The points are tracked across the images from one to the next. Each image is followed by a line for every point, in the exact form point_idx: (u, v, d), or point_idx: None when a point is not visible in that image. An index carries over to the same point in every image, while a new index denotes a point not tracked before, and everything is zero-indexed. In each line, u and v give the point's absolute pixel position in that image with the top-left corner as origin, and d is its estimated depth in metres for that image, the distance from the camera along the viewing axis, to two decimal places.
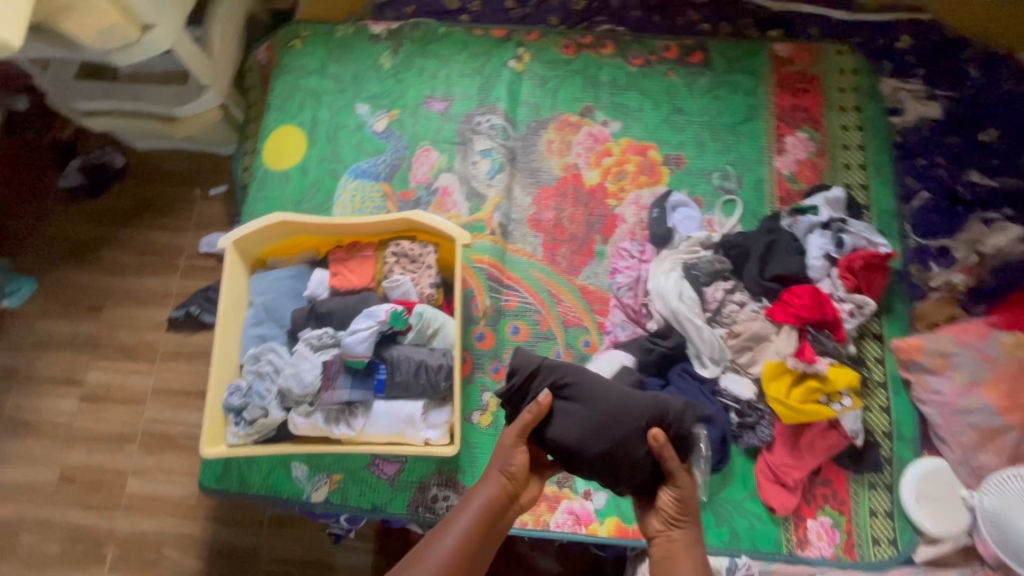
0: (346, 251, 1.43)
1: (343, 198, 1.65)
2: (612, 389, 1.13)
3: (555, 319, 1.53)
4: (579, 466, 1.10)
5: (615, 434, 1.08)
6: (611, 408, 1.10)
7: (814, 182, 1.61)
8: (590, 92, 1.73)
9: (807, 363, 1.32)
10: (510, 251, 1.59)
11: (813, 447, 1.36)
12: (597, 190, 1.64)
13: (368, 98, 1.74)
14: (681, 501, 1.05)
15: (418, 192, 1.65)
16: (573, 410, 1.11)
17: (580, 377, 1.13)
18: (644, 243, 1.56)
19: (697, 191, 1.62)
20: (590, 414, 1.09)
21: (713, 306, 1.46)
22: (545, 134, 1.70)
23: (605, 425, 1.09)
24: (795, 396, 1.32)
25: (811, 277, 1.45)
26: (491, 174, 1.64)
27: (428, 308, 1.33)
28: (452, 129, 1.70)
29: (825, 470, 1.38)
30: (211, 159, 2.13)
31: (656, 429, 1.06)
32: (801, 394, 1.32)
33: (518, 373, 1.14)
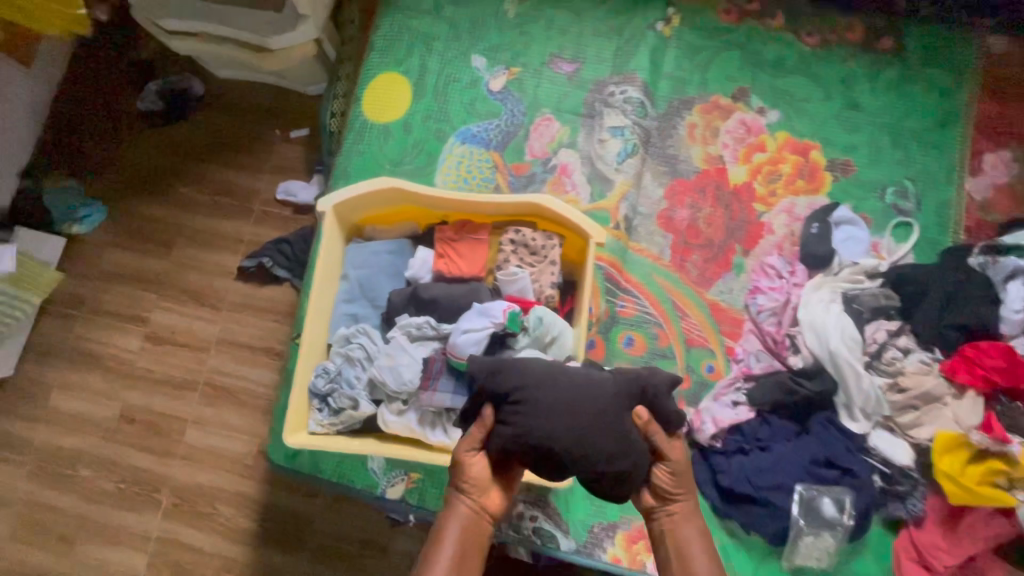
0: (455, 230, 1.24)
1: (447, 164, 1.45)
2: (559, 377, 0.94)
3: (677, 336, 1.34)
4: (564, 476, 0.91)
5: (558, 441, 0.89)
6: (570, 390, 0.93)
7: (1013, 214, 1.33)
8: (749, 71, 1.45)
9: (997, 442, 1.11)
10: (631, 249, 1.38)
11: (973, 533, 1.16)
12: (743, 190, 1.40)
13: (486, 49, 1.50)
14: (683, 479, 0.96)
15: (534, 167, 1.43)
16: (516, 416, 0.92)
17: (524, 381, 0.93)
18: (793, 262, 1.33)
19: (865, 207, 1.36)
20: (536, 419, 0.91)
21: (873, 349, 1.24)
22: (688, 116, 1.44)
23: (567, 417, 0.90)
24: (973, 475, 1.11)
25: (1003, 332, 1.21)
26: (621, 157, 1.41)
27: (549, 313, 1.13)
28: (579, 98, 1.45)
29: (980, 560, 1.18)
30: (295, 98, 1.95)
31: (643, 411, 0.94)
32: (981, 475, 1.11)
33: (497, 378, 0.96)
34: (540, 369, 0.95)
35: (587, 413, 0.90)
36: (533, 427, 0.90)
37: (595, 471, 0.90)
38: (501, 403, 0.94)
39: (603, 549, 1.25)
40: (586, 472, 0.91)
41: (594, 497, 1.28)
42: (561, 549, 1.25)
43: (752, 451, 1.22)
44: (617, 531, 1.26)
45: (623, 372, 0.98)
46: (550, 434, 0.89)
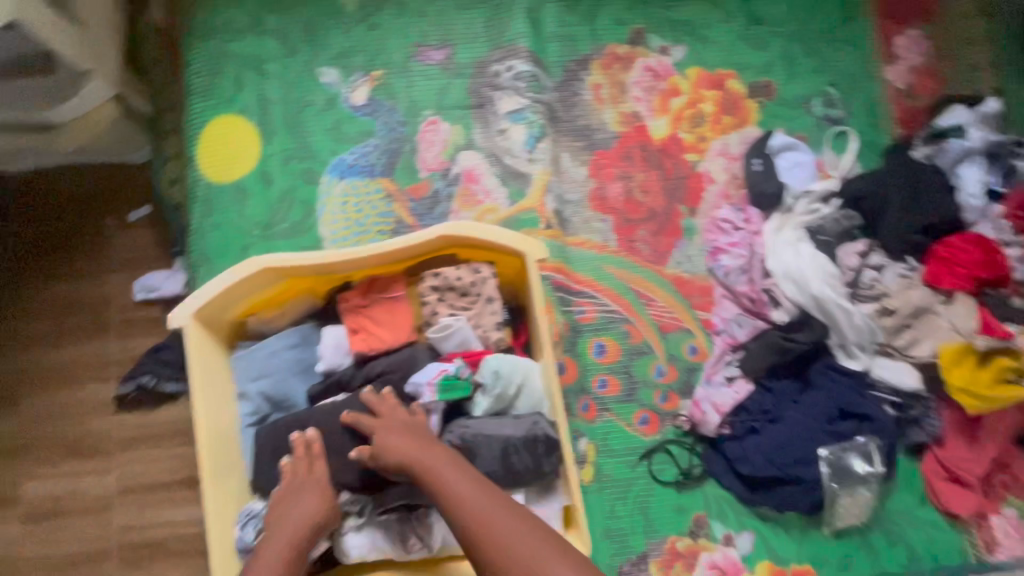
0: (363, 293, 0.99)
1: (331, 209, 1.18)
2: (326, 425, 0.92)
3: (648, 327, 1.18)
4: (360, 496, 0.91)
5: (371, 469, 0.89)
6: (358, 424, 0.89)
7: (938, 94, 1.26)
8: (638, 9, 1.27)
9: (1001, 341, 1.03)
10: (571, 245, 1.20)
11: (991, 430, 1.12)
12: (671, 144, 1.24)
13: (333, 57, 1.21)
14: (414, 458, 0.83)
15: (433, 183, 1.20)
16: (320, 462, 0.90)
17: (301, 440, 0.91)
18: (744, 207, 1.20)
19: (796, 127, 1.25)
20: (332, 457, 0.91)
21: (849, 278, 1.14)
22: (589, 77, 1.25)
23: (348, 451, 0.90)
24: (983, 381, 1.04)
25: (965, 220, 1.13)
26: (528, 144, 1.20)
27: (505, 360, 0.94)
28: (462, 88, 1.22)
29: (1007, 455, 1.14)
30: (122, 172, 1.56)
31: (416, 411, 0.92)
32: (990, 378, 1.04)
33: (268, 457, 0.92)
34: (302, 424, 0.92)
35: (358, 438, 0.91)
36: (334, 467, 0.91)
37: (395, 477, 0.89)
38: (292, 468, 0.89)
39: None
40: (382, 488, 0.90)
41: (616, 536, 1.12)
42: None
43: (763, 427, 1.10)
44: (648, 561, 1.11)
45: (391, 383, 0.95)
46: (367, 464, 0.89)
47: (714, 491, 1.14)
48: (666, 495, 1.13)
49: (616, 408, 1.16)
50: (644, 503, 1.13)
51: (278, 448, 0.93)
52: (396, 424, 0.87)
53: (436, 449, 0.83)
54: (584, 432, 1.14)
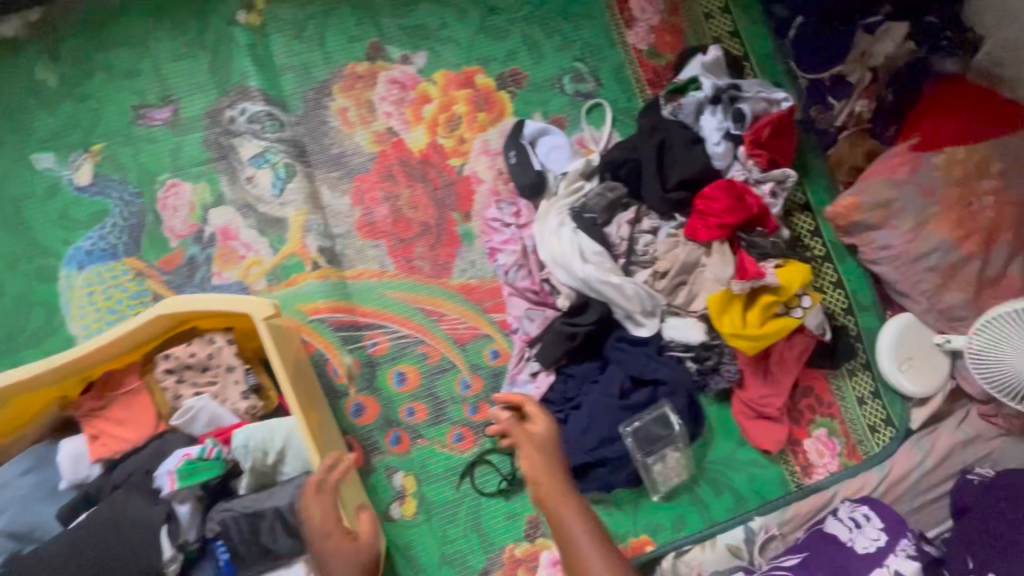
0: (99, 394, 0.92)
1: (76, 304, 1.09)
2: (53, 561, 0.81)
3: (444, 343, 1.16)
4: None
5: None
6: (82, 551, 0.81)
7: (679, 49, 1.28)
8: (368, 23, 1.23)
9: (755, 280, 1.06)
10: (349, 279, 1.15)
11: (785, 360, 1.15)
12: (431, 152, 1.21)
13: (46, 141, 1.12)
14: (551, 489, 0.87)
15: (187, 250, 1.13)
16: None
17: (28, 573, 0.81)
18: (514, 200, 1.19)
19: (551, 108, 1.24)
20: None
21: (622, 248, 1.15)
22: (332, 102, 1.20)
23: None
24: (753, 320, 1.07)
25: (717, 168, 1.16)
26: (277, 187, 1.14)
27: (256, 430, 0.88)
28: (198, 143, 1.15)
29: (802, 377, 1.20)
30: None
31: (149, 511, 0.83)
32: (759, 316, 1.07)
33: None
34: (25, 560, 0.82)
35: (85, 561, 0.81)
36: None
37: None
38: None
39: None
40: None
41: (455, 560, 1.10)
42: None
43: (568, 416, 1.10)
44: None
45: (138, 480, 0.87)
46: None
47: None
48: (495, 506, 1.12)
49: (428, 433, 1.13)
50: (475, 520, 1.11)
51: None
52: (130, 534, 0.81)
53: (534, 448, 0.91)
54: (399, 465, 1.11)
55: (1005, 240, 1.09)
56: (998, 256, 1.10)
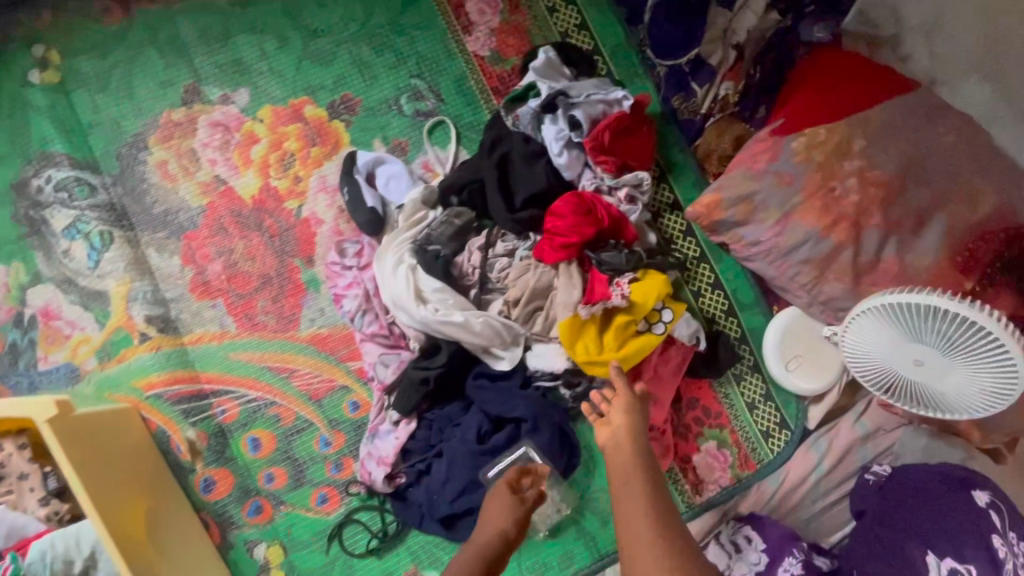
0: None
1: None
2: None
3: (298, 400, 1.09)
4: None
5: None
6: None
7: (524, 51, 1.18)
8: (178, 63, 1.12)
9: (603, 302, 1.00)
10: (188, 344, 1.08)
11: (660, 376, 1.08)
12: (265, 197, 1.13)
13: None
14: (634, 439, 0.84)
15: (8, 336, 1.06)
16: None
17: None
18: (357, 238, 1.11)
19: (391, 133, 1.15)
20: None
21: (475, 277, 1.08)
22: (150, 155, 1.11)
23: None
24: (609, 343, 1.01)
25: (569, 179, 1.08)
26: (94, 257, 1.07)
27: (55, 539, 0.82)
28: (6, 219, 1.07)
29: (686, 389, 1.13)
30: None
31: None
32: (615, 337, 1.02)
33: None
34: None
35: None
36: None
37: None
38: None
39: None
40: None
41: None
42: None
43: (431, 464, 1.04)
44: None
45: None
46: None
47: (418, 540, 1.07)
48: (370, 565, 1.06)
49: (291, 498, 1.07)
50: None
51: None
52: None
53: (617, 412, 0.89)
54: (261, 536, 1.06)
55: (874, 224, 1.01)
56: (871, 241, 1.02)
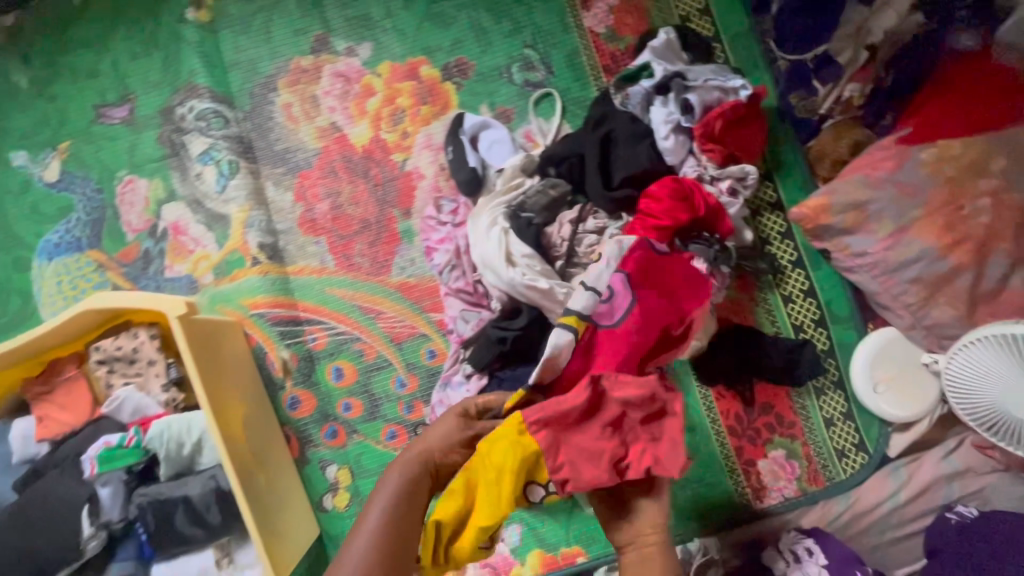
0: (44, 380, 1.00)
1: (47, 292, 1.18)
2: None
3: (381, 340, 1.16)
4: None
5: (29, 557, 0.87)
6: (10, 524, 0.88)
7: (641, 31, 1.17)
8: (314, 15, 1.21)
9: None
10: (291, 275, 1.17)
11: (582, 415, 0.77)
12: (374, 148, 1.19)
13: (20, 139, 1.20)
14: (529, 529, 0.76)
15: (143, 244, 1.19)
16: None
17: None
18: (454, 197, 1.16)
19: (499, 99, 1.18)
20: None
21: (562, 249, 1.09)
22: (278, 97, 1.20)
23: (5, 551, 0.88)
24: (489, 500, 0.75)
25: (670, 164, 1.06)
26: (222, 183, 1.17)
27: (171, 421, 0.93)
28: (152, 140, 1.20)
29: (654, 452, 0.77)
30: None
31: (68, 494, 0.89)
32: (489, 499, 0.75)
33: None
34: None
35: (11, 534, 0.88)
36: None
37: (51, 563, 0.87)
38: None
39: None
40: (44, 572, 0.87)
41: None
42: None
43: None
44: None
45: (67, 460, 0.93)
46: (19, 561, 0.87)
47: None
48: None
49: (363, 429, 1.14)
50: None
51: None
52: (53, 510, 0.88)
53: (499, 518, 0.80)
54: (332, 459, 1.14)
55: (1003, 250, 0.96)
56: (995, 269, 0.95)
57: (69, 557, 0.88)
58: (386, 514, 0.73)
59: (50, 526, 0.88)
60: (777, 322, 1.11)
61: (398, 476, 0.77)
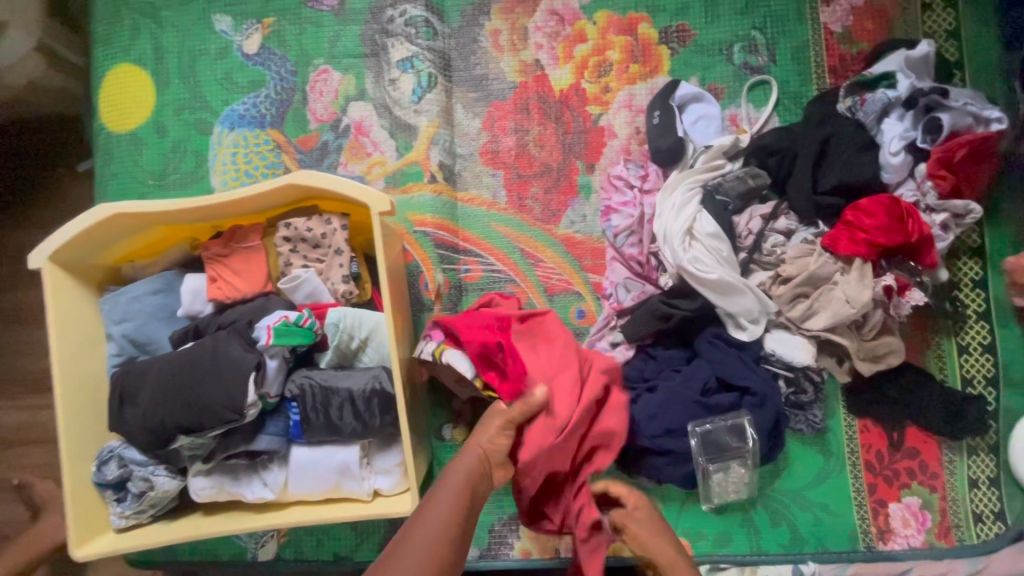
0: (223, 243, 1.00)
1: (221, 159, 1.18)
2: (163, 376, 0.90)
3: (534, 288, 1.14)
4: (178, 434, 0.89)
5: (196, 405, 0.88)
6: (184, 372, 0.89)
7: (880, 39, 1.11)
8: None
9: (896, 296, 0.98)
10: (461, 202, 1.16)
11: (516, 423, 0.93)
12: (572, 94, 1.16)
13: (226, 4, 1.20)
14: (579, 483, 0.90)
15: (322, 135, 1.18)
16: (148, 402, 0.90)
17: (143, 379, 0.92)
18: (644, 163, 1.12)
19: (712, 75, 1.14)
20: (163, 399, 0.89)
21: (747, 242, 1.06)
22: (488, 22, 1.18)
23: (172, 397, 0.89)
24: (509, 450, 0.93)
25: (885, 181, 1.02)
26: (416, 94, 1.16)
27: (347, 313, 0.93)
28: (356, 35, 1.18)
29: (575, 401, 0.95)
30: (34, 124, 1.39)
31: (239, 355, 0.89)
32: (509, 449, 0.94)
33: (126, 398, 0.93)
34: (145, 368, 0.94)
35: (181, 381, 0.89)
36: (156, 411, 0.89)
37: (214, 418, 0.87)
38: (131, 418, 0.91)
39: (510, 545, 1.10)
40: (205, 425, 0.87)
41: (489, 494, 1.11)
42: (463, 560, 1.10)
43: (640, 396, 1.04)
44: (519, 522, 1.11)
45: (236, 324, 0.94)
46: (186, 408, 0.88)
47: None
48: None
49: None
50: None
51: (123, 393, 0.94)
52: (223, 367, 0.88)
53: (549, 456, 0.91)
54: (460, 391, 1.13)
55: None
56: None
57: (230, 418, 0.86)
58: (447, 510, 0.73)
59: (217, 383, 0.87)
60: (946, 369, 1.07)
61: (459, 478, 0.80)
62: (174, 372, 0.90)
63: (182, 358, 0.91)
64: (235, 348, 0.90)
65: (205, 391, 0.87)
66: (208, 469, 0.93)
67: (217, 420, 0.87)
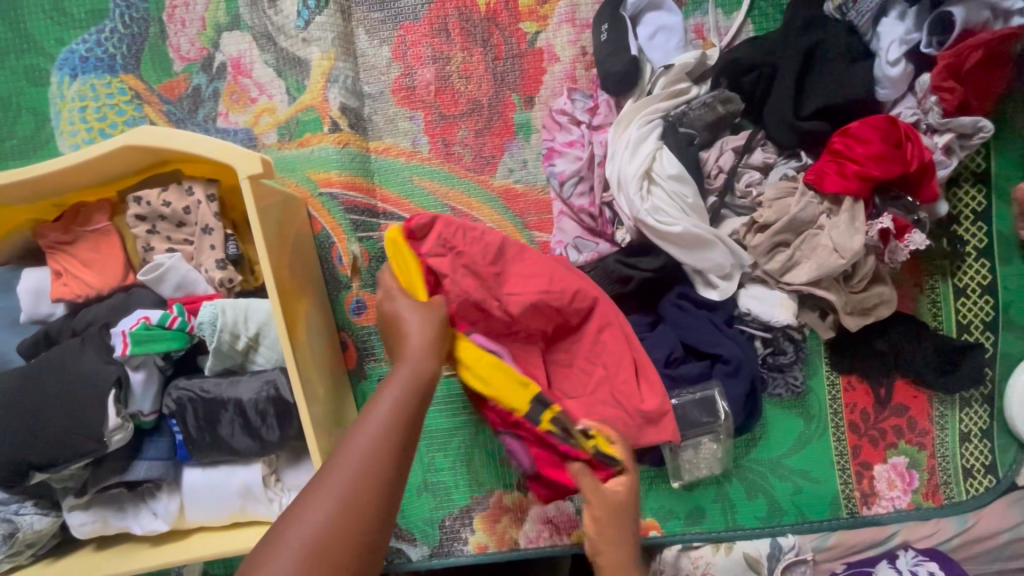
0: (65, 228, 0.79)
1: (67, 117, 0.94)
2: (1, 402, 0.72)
3: None
4: (28, 472, 0.71)
5: (46, 436, 0.70)
6: (26, 395, 0.71)
7: None
8: None
9: (892, 240, 0.83)
10: (374, 153, 0.95)
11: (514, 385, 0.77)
12: (501, 8, 0.93)
13: None
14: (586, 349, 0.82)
15: (192, 78, 0.94)
16: None
17: None
18: (593, 93, 0.92)
19: None
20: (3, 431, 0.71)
21: (717, 183, 0.88)
22: None
23: (12, 428, 0.70)
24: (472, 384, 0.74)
25: (879, 100, 0.84)
26: (303, 17, 0.92)
27: (226, 307, 0.74)
28: None
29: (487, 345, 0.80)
30: None
31: (93, 370, 0.71)
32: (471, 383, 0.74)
33: None
34: None
35: (24, 407, 0.71)
36: None
37: (70, 451, 0.69)
38: None
39: (464, 541, 0.99)
40: (61, 459, 0.70)
41: (436, 489, 0.99)
42: (413, 560, 0.99)
43: None
44: (473, 515, 0.99)
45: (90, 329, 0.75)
46: (32, 441, 0.70)
47: None
48: (490, 439, 0.99)
49: None
50: (469, 451, 0.99)
51: None
52: (76, 387, 0.70)
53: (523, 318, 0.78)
54: None
55: None
56: None
57: (90, 449, 0.69)
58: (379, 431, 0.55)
59: (70, 408, 0.70)
60: (940, 316, 0.94)
61: (377, 434, 0.55)
62: (13, 397, 0.71)
63: (22, 378, 0.72)
64: (89, 361, 0.72)
65: (56, 417, 0.70)
66: (88, 503, 0.77)
67: (73, 452, 0.69)
